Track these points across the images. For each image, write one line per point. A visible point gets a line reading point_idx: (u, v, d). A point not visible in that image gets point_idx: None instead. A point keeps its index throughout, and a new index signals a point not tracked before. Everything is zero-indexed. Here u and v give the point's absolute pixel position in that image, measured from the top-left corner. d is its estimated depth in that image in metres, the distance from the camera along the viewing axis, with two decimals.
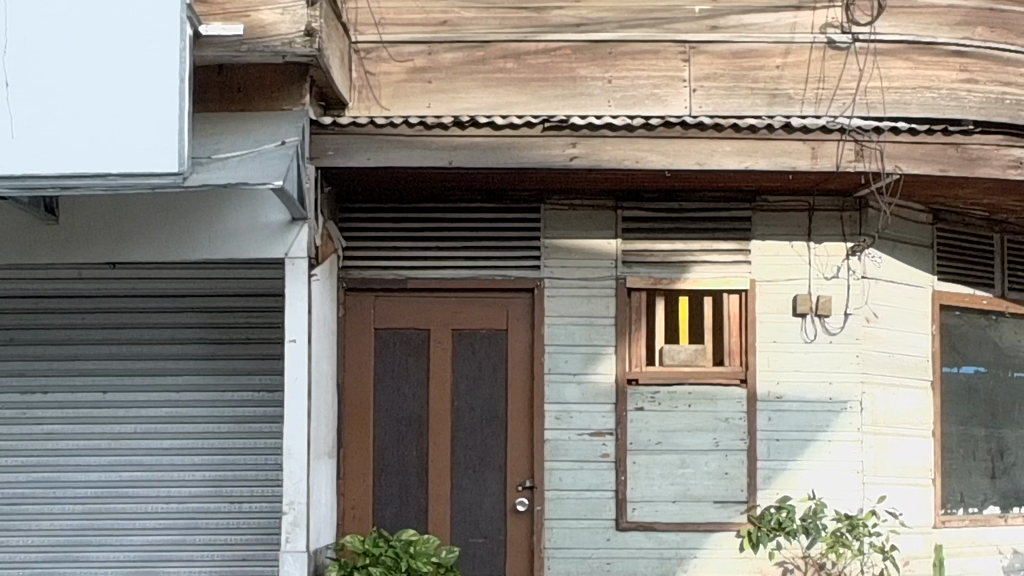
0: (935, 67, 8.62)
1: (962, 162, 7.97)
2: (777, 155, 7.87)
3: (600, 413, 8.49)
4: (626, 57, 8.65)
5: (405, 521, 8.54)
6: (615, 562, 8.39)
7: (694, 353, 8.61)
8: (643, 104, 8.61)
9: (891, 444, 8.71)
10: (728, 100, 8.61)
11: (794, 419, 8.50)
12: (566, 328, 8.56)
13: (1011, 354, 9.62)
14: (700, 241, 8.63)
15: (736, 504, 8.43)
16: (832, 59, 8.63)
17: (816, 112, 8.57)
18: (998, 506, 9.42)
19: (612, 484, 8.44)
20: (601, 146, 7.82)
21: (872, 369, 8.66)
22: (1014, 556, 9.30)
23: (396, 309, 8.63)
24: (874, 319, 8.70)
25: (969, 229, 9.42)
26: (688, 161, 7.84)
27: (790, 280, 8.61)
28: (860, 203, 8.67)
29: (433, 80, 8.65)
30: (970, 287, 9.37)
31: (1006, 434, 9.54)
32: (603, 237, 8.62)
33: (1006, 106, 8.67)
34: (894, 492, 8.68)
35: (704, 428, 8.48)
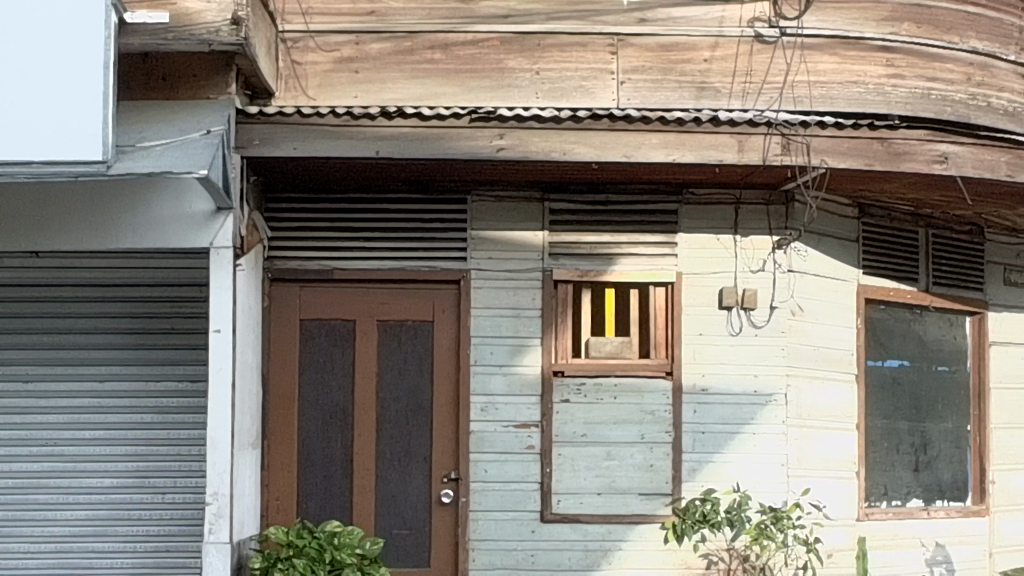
0: (862, 62, 8.67)
1: (887, 156, 8.04)
2: (704, 148, 7.89)
3: (525, 405, 8.48)
4: (554, 49, 8.67)
5: (330, 512, 8.50)
6: (539, 554, 8.40)
7: (620, 346, 8.61)
8: (571, 96, 8.64)
9: (816, 437, 8.75)
10: (655, 94, 8.63)
11: (719, 411, 8.53)
12: (492, 320, 8.53)
13: (934, 347, 9.68)
14: (627, 234, 8.63)
15: (661, 496, 8.45)
16: (760, 52, 8.68)
17: (743, 105, 8.62)
18: (921, 499, 9.48)
19: (537, 476, 8.43)
20: (528, 137, 7.83)
21: (798, 361, 8.69)
22: (937, 548, 9.36)
23: (322, 300, 8.59)
24: (800, 312, 8.73)
25: (895, 224, 9.45)
26: (615, 153, 7.84)
27: (715, 273, 8.61)
28: (786, 197, 8.70)
29: (360, 70, 8.64)
30: (895, 281, 9.40)
31: (930, 427, 9.60)
32: (529, 228, 8.59)
33: (931, 101, 8.70)
34: (819, 484, 8.72)
35: (629, 420, 8.49)
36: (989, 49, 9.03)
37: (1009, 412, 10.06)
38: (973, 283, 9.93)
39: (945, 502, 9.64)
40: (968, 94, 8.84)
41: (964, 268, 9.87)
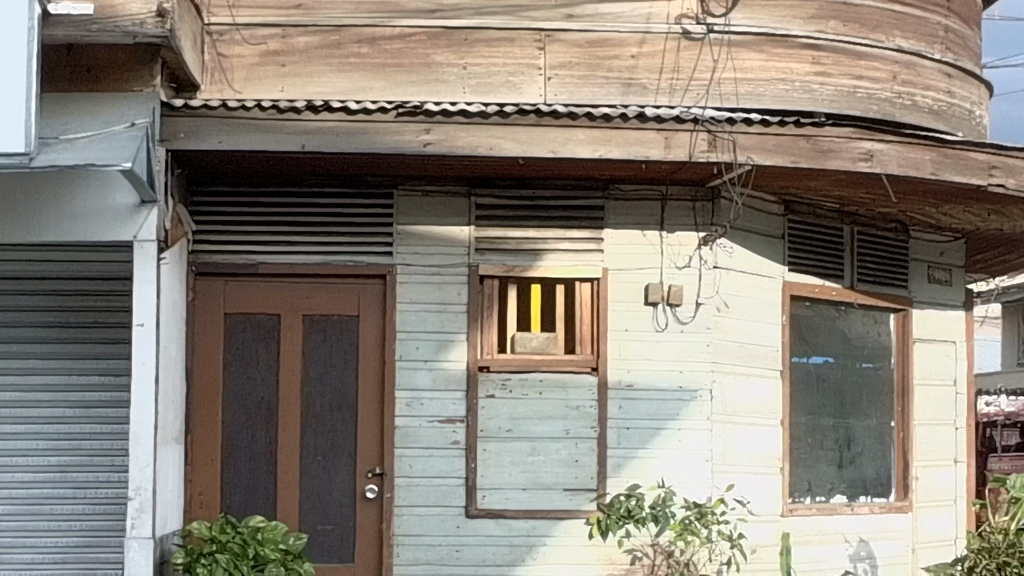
0: (789, 59, 8.87)
1: (813, 154, 8.07)
2: (630, 144, 7.89)
3: (450, 400, 8.48)
4: (481, 44, 8.68)
5: (253, 507, 8.46)
6: (464, 549, 8.39)
7: (546, 341, 8.62)
8: (499, 91, 8.67)
9: (741, 433, 8.78)
10: (583, 89, 8.71)
11: (644, 407, 8.54)
12: (418, 315, 8.52)
13: (858, 343, 9.72)
14: (554, 230, 8.61)
15: (587, 491, 8.45)
16: (687, 49, 8.81)
17: (670, 102, 8.76)
18: (845, 495, 9.52)
19: (462, 471, 8.42)
20: (455, 132, 7.80)
21: (723, 357, 8.72)
22: (860, 544, 9.40)
23: (246, 294, 8.55)
24: (726, 308, 8.75)
25: (821, 221, 9.48)
26: (543, 148, 7.86)
27: (641, 270, 8.63)
28: (712, 193, 8.70)
29: (287, 63, 8.62)
30: (821, 277, 9.44)
31: (854, 424, 9.64)
32: (456, 223, 8.58)
33: (857, 99, 9.00)
34: (742, 480, 8.75)
35: (554, 416, 8.49)
36: (914, 48, 9.28)
37: (932, 409, 10.12)
38: (898, 280, 9.98)
39: (869, 497, 9.68)
40: (892, 92, 9.15)
41: (889, 266, 9.92)
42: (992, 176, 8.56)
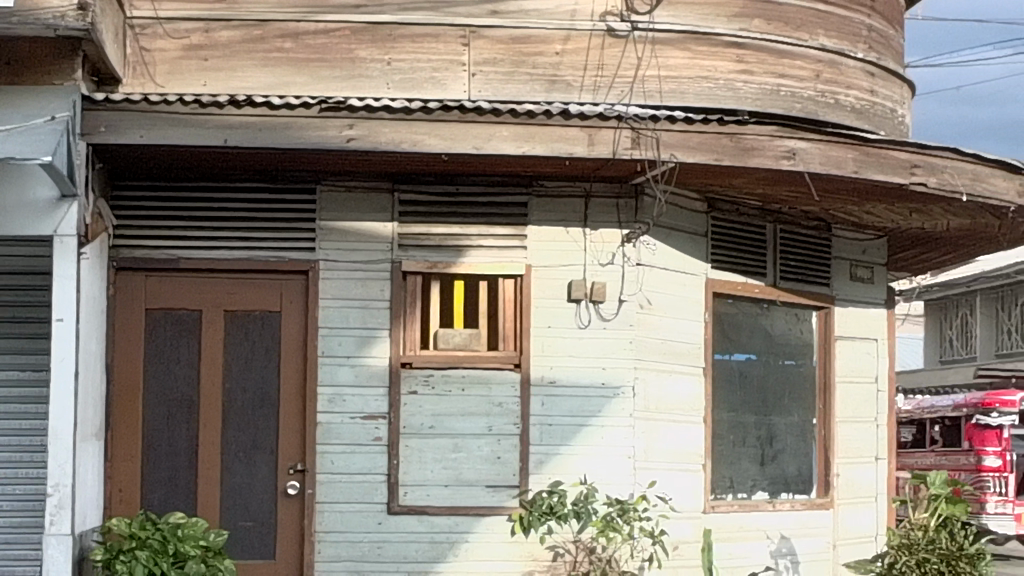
0: (712, 57, 8.95)
1: (737, 151, 8.09)
2: (553, 141, 7.91)
3: (373, 396, 8.46)
4: (405, 40, 8.69)
5: (173, 504, 8.43)
6: (386, 546, 8.38)
7: (469, 337, 8.61)
8: (422, 87, 8.69)
9: (663, 430, 8.80)
10: (507, 85, 8.73)
11: (567, 404, 8.54)
12: (341, 311, 8.49)
13: (781, 340, 9.76)
14: (477, 226, 8.59)
15: (508, 488, 8.46)
16: (611, 46, 8.84)
17: (594, 99, 8.81)
18: (767, 492, 9.56)
19: (384, 468, 8.41)
20: (379, 128, 7.77)
21: (646, 354, 8.73)
22: (781, 540, 9.45)
23: (167, 290, 8.50)
24: (648, 305, 8.76)
25: (744, 219, 9.51)
26: (465, 145, 7.84)
27: (565, 266, 8.62)
28: (636, 190, 8.71)
29: (210, 57, 8.62)
30: (744, 275, 9.47)
31: (776, 421, 9.68)
32: (380, 219, 8.56)
33: (780, 97, 9.13)
34: (664, 477, 8.76)
35: (477, 412, 8.49)
36: (837, 47, 9.40)
37: (854, 407, 10.17)
38: (820, 278, 10.03)
39: (790, 494, 9.73)
40: (816, 90, 9.28)
41: (813, 263, 9.97)
42: (914, 175, 8.60)
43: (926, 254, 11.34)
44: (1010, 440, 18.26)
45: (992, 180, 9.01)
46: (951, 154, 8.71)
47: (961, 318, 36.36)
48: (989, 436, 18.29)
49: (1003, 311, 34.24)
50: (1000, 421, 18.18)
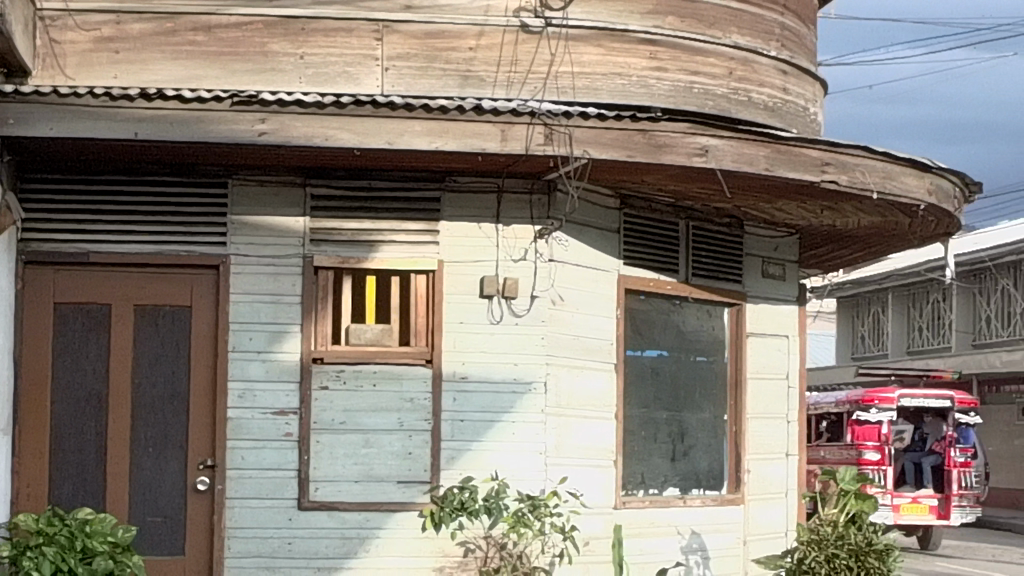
0: (626, 53, 8.99)
1: (649, 148, 8.13)
2: (465, 137, 7.91)
3: (284, 392, 8.43)
4: (319, 34, 8.69)
5: (82, 499, 8.37)
6: (296, 542, 8.35)
7: (381, 333, 8.57)
8: (335, 81, 8.68)
9: (574, 426, 8.81)
10: (420, 80, 8.75)
11: (478, 400, 8.55)
12: (253, 305, 8.45)
13: (692, 337, 9.79)
14: (390, 221, 8.59)
15: (419, 484, 8.46)
16: (525, 42, 8.86)
17: (507, 95, 8.84)
18: (678, 488, 9.59)
19: (294, 463, 8.38)
20: (290, 123, 7.75)
21: (558, 351, 8.74)
22: (692, 535, 9.48)
23: (76, 284, 8.43)
24: (560, 301, 8.77)
25: (656, 215, 9.53)
26: (378, 140, 7.82)
27: (477, 262, 8.62)
28: (548, 186, 8.70)
29: (120, 50, 8.63)
30: (656, 271, 9.50)
31: (687, 417, 9.71)
32: (291, 214, 8.52)
33: (693, 94, 9.17)
34: (576, 473, 8.78)
35: (388, 408, 8.48)
36: (750, 45, 9.47)
37: (765, 403, 10.22)
38: (732, 274, 10.07)
39: (701, 490, 9.77)
40: (728, 88, 9.33)
41: (724, 260, 10.01)
42: (825, 172, 8.66)
43: (838, 251, 11.39)
44: (887, 435, 19.88)
45: (903, 178, 9.08)
46: (863, 153, 8.76)
47: (872, 315, 36.73)
48: (867, 431, 19.89)
49: (914, 308, 34.64)
50: (878, 416, 19.86)
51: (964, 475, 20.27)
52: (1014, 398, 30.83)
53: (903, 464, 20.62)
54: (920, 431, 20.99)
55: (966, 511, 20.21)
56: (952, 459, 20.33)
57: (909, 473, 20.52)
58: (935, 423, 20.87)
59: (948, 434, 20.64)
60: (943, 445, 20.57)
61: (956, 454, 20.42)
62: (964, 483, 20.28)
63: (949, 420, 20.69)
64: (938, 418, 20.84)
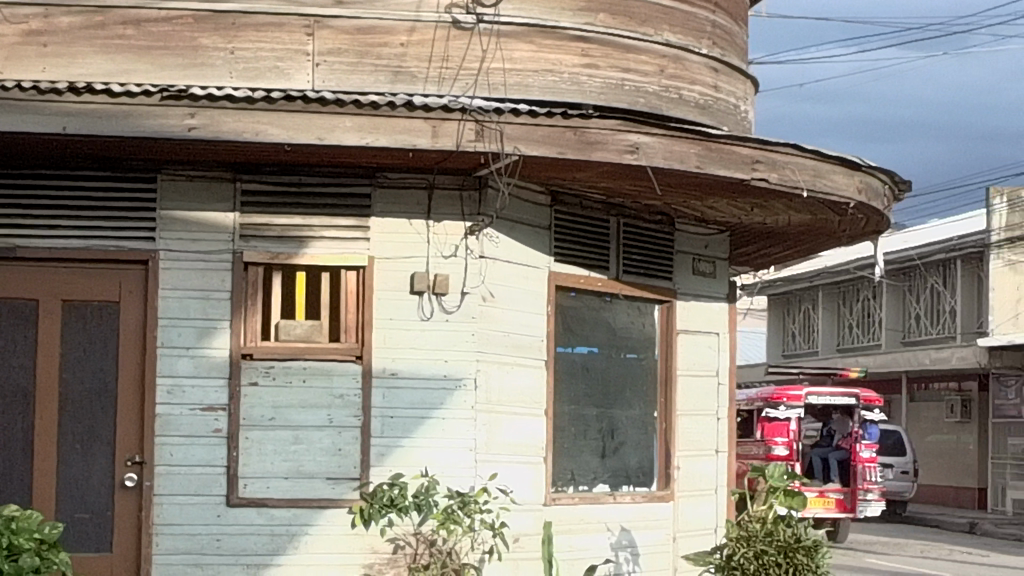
0: (557, 50, 9.00)
1: (579, 145, 8.14)
2: (397, 132, 7.88)
3: (212, 388, 8.40)
4: (249, 29, 8.68)
5: (8, 496, 8.33)
6: (224, 538, 8.31)
7: (310, 329, 8.54)
8: (266, 76, 8.67)
9: (504, 423, 8.80)
10: (352, 76, 8.73)
11: (408, 396, 8.53)
12: (181, 301, 8.43)
13: (623, 333, 9.80)
14: (320, 217, 8.56)
15: (349, 481, 8.43)
16: (456, 38, 8.86)
17: (439, 91, 8.82)
18: (607, 484, 9.60)
19: (223, 460, 8.35)
20: (220, 117, 7.72)
21: (489, 348, 8.74)
22: (622, 532, 9.50)
23: (4, 278, 8.38)
24: (490, 298, 8.76)
25: (587, 212, 9.53)
26: (308, 136, 7.79)
27: (408, 258, 8.60)
28: (479, 183, 8.69)
29: (49, 43, 8.60)
30: (586, 268, 9.50)
31: (617, 413, 9.72)
32: (221, 210, 8.49)
33: (625, 91, 9.19)
34: (505, 469, 8.78)
35: (318, 404, 8.46)
36: (682, 42, 9.50)
37: (695, 400, 10.25)
38: (662, 272, 10.09)
39: (631, 487, 9.78)
40: (660, 86, 9.35)
41: (654, 257, 10.02)
42: (755, 170, 8.68)
43: (768, 248, 11.43)
44: (795, 433, 19.94)
45: (832, 176, 9.12)
46: (793, 151, 8.79)
47: (802, 313, 36.90)
48: (776, 427, 19.91)
49: (844, 306, 34.83)
50: (787, 413, 19.97)
51: (870, 470, 20.56)
52: (943, 396, 31.04)
53: (813, 459, 21.18)
54: (830, 429, 21.42)
55: (871, 505, 20.47)
56: (859, 454, 20.63)
57: (817, 469, 21.10)
58: (843, 421, 21.22)
59: (855, 431, 20.95)
60: (851, 442, 20.87)
61: (862, 451, 20.73)
62: (870, 478, 20.58)
63: (857, 418, 20.98)
64: (847, 416, 21.13)
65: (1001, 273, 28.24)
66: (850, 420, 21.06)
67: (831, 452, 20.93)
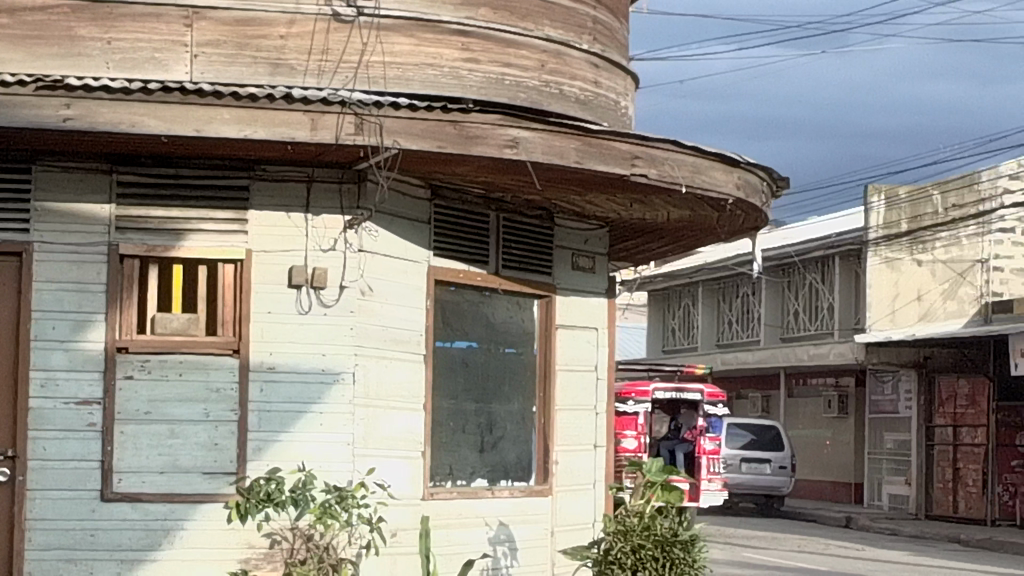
0: (437, 44, 8.99)
1: (460, 139, 8.13)
2: (276, 125, 7.83)
3: (87, 381, 8.32)
4: (126, 19, 8.62)
5: None
6: (98, 533, 8.23)
7: (187, 322, 8.52)
8: (143, 67, 8.61)
9: (382, 418, 8.76)
10: (230, 67, 8.67)
11: (285, 390, 8.48)
12: (55, 294, 8.33)
13: (501, 328, 9.79)
14: (197, 210, 8.48)
15: (225, 475, 8.39)
16: (337, 31, 8.82)
17: (318, 84, 8.77)
18: (485, 479, 9.61)
19: (97, 454, 8.28)
20: (96, 108, 7.64)
21: (367, 342, 8.69)
22: (500, 526, 9.51)
23: None
24: (369, 292, 8.72)
25: (467, 207, 9.52)
26: (186, 127, 7.72)
27: (286, 252, 8.54)
28: (358, 176, 8.65)
29: None
30: (465, 263, 9.49)
31: (496, 408, 9.72)
32: (96, 201, 8.40)
33: (505, 86, 9.18)
34: (383, 463, 8.74)
35: (194, 398, 8.42)
36: (563, 38, 9.51)
37: (573, 395, 10.26)
38: (541, 267, 10.09)
39: (509, 481, 9.79)
40: (541, 81, 9.36)
41: (533, 252, 10.02)
42: (635, 166, 8.70)
43: (646, 244, 11.46)
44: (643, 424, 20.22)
45: (711, 172, 9.17)
46: (671, 147, 8.83)
47: (682, 309, 37.10)
48: (625, 420, 20.17)
49: (724, 302, 35.06)
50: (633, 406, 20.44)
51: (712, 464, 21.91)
52: (821, 391, 31.37)
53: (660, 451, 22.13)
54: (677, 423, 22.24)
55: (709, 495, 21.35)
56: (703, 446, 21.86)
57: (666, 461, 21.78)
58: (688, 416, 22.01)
59: (699, 424, 22.17)
60: (694, 435, 22.04)
61: (705, 443, 21.92)
62: (714, 468, 21.94)
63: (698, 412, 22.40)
64: (692, 410, 22.36)
65: (878, 270, 28.72)
66: (694, 414, 22.32)
67: (677, 445, 21.79)
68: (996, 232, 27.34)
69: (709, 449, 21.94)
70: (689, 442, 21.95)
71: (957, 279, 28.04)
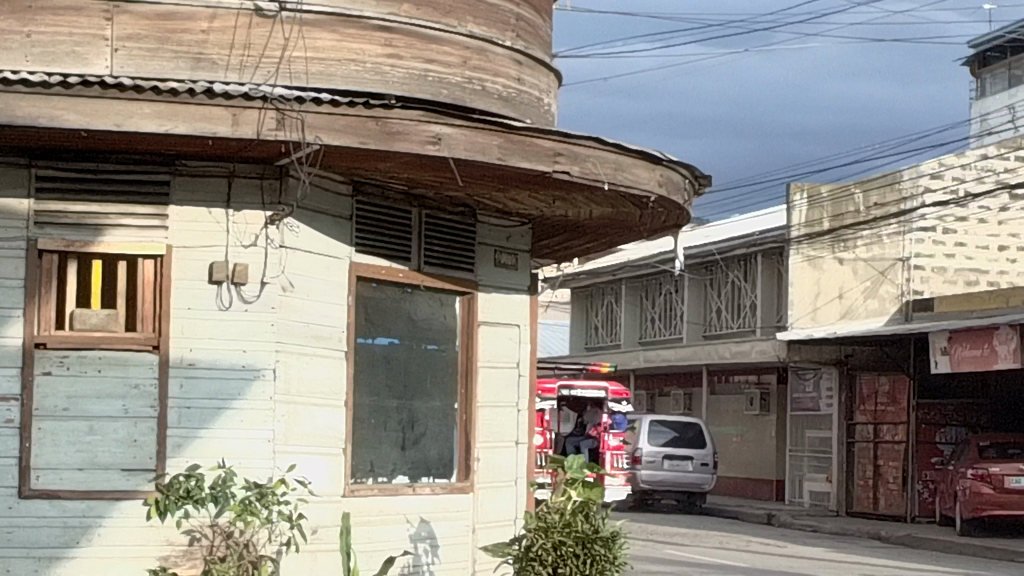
0: (360, 40, 8.96)
1: (382, 135, 8.11)
2: (197, 120, 7.77)
3: (4, 377, 8.24)
4: (45, 12, 8.55)
5: None
6: (16, 531, 8.17)
7: (106, 318, 8.45)
8: (63, 61, 8.55)
9: (302, 416, 8.73)
10: (151, 62, 8.62)
11: (206, 386, 8.44)
12: None
13: (423, 325, 9.77)
14: (118, 205, 8.42)
15: (145, 472, 8.33)
16: (259, 25, 8.79)
17: (240, 79, 8.73)
18: (406, 476, 9.60)
19: (15, 451, 8.21)
20: (15, 102, 7.57)
21: (288, 339, 8.67)
22: (421, 523, 9.51)
23: None
24: (289, 288, 8.69)
25: (389, 203, 9.51)
26: (105, 122, 7.67)
27: (207, 247, 8.50)
28: (280, 172, 8.62)
29: None
30: (387, 259, 9.47)
31: (417, 405, 9.70)
32: (15, 195, 8.33)
33: (428, 82, 9.16)
34: (303, 460, 8.71)
35: (113, 394, 8.37)
36: (486, 35, 9.51)
37: (495, 391, 10.26)
38: (464, 263, 10.07)
39: (430, 478, 9.78)
40: (464, 77, 9.35)
41: (455, 248, 10.00)
42: (557, 163, 8.70)
43: (568, 241, 11.48)
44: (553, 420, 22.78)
45: (633, 170, 9.18)
46: (594, 143, 8.83)
47: (605, 307, 37.20)
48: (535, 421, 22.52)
49: (647, 300, 35.18)
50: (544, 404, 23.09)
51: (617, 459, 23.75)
52: (743, 388, 31.55)
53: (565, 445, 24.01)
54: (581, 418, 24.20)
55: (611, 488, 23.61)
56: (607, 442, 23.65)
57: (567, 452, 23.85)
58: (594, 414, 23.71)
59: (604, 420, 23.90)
60: (600, 431, 23.81)
61: (610, 439, 23.78)
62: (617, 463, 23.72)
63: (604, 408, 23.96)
64: (597, 406, 24.04)
65: (801, 268, 28.70)
66: (599, 410, 24.01)
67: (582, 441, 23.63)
68: (917, 231, 27.87)
69: (612, 445, 23.78)
70: (594, 438, 23.74)
71: (879, 277, 28.32)
